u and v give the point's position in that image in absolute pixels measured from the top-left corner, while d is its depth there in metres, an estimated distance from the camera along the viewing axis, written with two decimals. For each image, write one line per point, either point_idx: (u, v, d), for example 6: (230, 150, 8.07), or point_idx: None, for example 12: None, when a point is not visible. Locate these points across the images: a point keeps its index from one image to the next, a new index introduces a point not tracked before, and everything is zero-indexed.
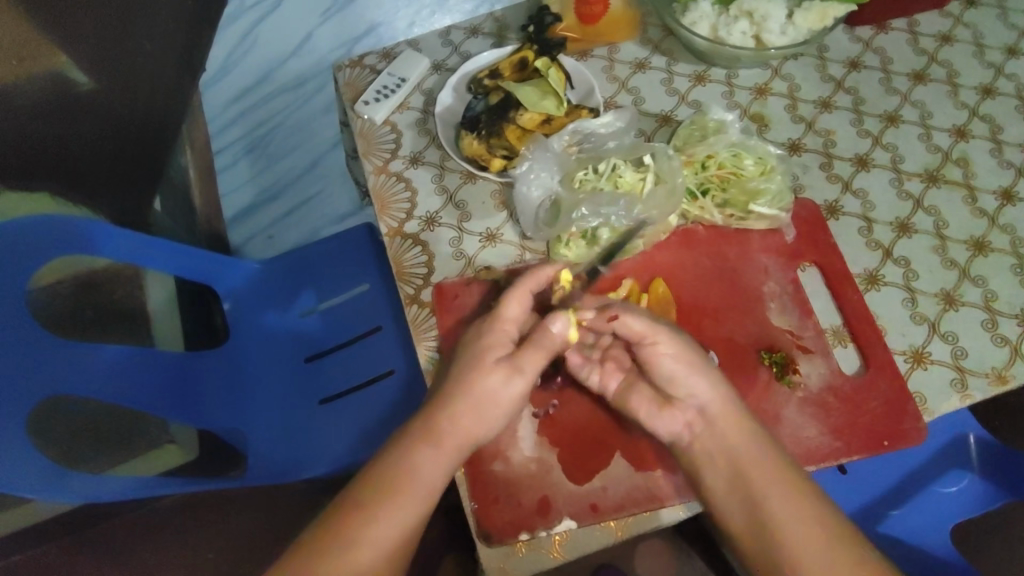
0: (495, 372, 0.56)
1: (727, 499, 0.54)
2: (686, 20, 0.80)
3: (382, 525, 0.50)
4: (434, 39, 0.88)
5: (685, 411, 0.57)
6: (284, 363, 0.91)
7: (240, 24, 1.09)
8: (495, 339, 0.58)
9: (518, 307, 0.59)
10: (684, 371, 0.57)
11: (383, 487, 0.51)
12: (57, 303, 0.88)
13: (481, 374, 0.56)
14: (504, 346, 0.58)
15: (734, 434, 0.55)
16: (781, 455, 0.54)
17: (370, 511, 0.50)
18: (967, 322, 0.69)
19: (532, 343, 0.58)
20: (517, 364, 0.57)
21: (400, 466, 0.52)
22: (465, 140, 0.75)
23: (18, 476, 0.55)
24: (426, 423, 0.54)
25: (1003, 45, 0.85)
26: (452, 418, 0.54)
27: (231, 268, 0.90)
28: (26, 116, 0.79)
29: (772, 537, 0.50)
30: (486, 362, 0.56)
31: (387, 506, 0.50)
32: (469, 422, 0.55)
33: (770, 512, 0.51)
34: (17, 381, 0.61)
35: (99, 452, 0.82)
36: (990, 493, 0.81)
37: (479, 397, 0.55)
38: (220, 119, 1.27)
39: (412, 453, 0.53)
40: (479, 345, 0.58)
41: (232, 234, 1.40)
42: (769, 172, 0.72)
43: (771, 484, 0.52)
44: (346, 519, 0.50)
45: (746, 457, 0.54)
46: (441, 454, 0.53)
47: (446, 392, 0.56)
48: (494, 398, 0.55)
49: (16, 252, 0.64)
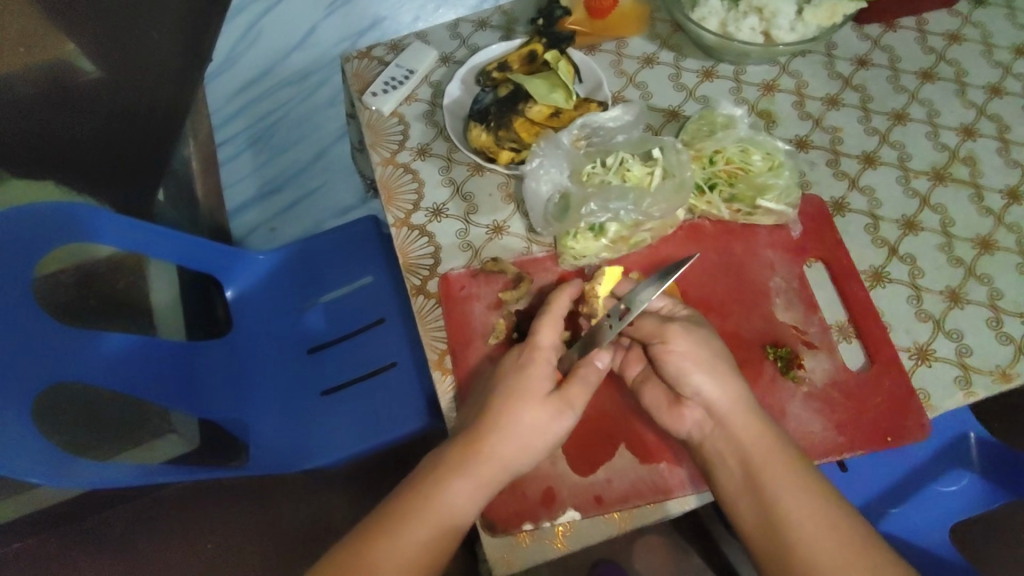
0: (539, 406, 0.56)
1: (738, 498, 0.53)
2: (695, 15, 0.80)
3: (400, 548, 0.50)
4: (442, 32, 0.89)
5: (695, 410, 0.57)
6: (288, 353, 0.92)
7: (245, 14, 1.21)
8: (536, 369, 0.58)
9: (551, 333, 0.60)
10: (690, 365, 0.57)
11: (464, 454, 0.54)
12: (58, 295, 0.89)
13: (526, 403, 0.56)
14: (547, 380, 0.58)
15: (741, 432, 0.54)
16: (795, 455, 0.53)
17: (390, 532, 0.51)
18: (971, 320, 0.69)
19: (574, 377, 0.58)
20: (566, 400, 0.57)
21: (429, 491, 0.53)
22: (474, 132, 0.75)
23: (17, 458, 0.55)
24: (463, 449, 0.55)
25: (1011, 45, 0.85)
26: (488, 435, 0.55)
27: (238, 261, 0.91)
28: (28, 103, 0.78)
29: (785, 539, 0.50)
30: (528, 392, 0.56)
31: (464, 471, 0.54)
32: (506, 449, 0.55)
33: (783, 513, 0.50)
34: (18, 364, 0.60)
35: (98, 441, 0.83)
36: (990, 492, 0.81)
37: (534, 422, 0.56)
38: (225, 109, 1.31)
39: (443, 481, 0.53)
40: (519, 376, 0.57)
41: (234, 226, 1.32)
42: (777, 168, 0.72)
43: (786, 487, 0.51)
44: (393, 509, 0.52)
45: (761, 462, 0.53)
46: (475, 483, 0.54)
47: (510, 381, 0.57)
48: (537, 433, 0.55)
49: (19, 238, 0.63)
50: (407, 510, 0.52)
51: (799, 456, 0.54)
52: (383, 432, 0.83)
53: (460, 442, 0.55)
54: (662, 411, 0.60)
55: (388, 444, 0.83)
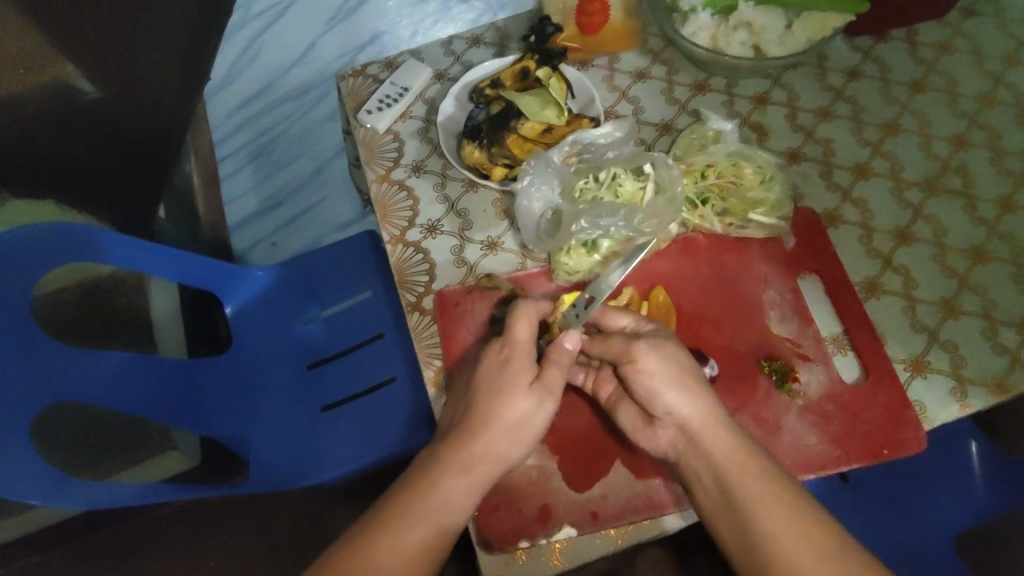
0: (523, 398, 0.56)
1: (717, 514, 0.53)
2: (685, 31, 0.81)
3: (399, 547, 0.50)
4: (436, 50, 0.89)
5: (668, 430, 0.57)
6: (287, 367, 0.92)
7: (241, 39, 1.07)
8: (513, 364, 0.58)
9: (527, 329, 0.60)
10: (661, 384, 0.56)
11: (455, 452, 0.54)
12: (62, 312, 0.91)
13: (509, 395, 0.56)
14: (525, 374, 0.58)
15: (714, 449, 0.54)
16: (768, 467, 0.53)
17: (389, 531, 0.51)
18: (966, 331, 0.69)
19: (548, 364, 0.59)
20: (545, 389, 0.57)
21: (425, 490, 0.53)
22: (466, 149, 0.75)
23: (19, 482, 0.55)
24: (455, 448, 0.55)
25: (1001, 54, 0.85)
26: (479, 436, 0.55)
27: (237, 276, 0.92)
28: (25, 126, 0.80)
29: (764, 554, 0.49)
30: (510, 383, 0.57)
31: (457, 470, 0.54)
32: (495, 445, 0.55)
33: (761, 526, 0.50)
34: (21, 386, 0.61)
35: (101, 457, 0.85)
36: (991, 503, 0.80)
37: (517, 425, 0.56)
38: (225, 126, 1.25)
39: (436, 479, 0.53)
40: (499, 373, 0.58)
41: (235, 240, 1.46)
42: (768, 181, 0.73)
43: (768, 507, 0.51)
44: (390, 511, 0.52)
45: (734, 475, 0.53)
46: (468, 480, 0.54)
47: (489, 381, 0.57)
48: (521, 425, 0.56)
49: (16, 262, 0.63)
50: (403, 509, 0.52)
51: (774, 468, 0.53)
52: (383, 449, 0.83)
53: (452, 441, 0.55)
54: (637, 431, 0.60)
55: (389, 460, 0.83)
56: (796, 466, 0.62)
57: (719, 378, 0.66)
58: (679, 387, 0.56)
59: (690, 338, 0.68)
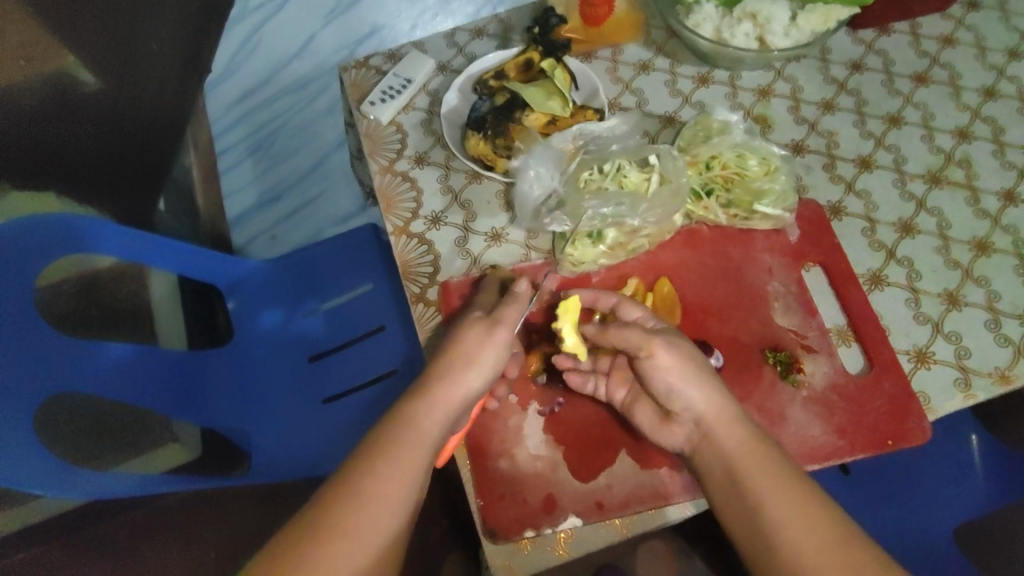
0: (476, 327, 0.59)
1: (728, 504, 0.53)
2: (690, 22, 0.81)
3: (374, 477, 0.50)
4: (439, 41, 0.89)
5: (683, 424, 0.58)
6: (286, 361, 0.92)
7: (241, 29, 1.14)
8: (470, 308, 0.62)
9: (491, 285, 0.64)
10: (678, 377, 0.57)
11: (423, 387, 0.56)
12: (60, 303, 0.88)
13: (466, 328, 0.59)
14: (478, 312, 0.61)
15: (726, 438, 0.55)
16: (778, 457, 0.53)
17: (365, 463, 0.51)
18: (969, 322, 0.69)
19: (504, 303, 0.62)
20: (496, 318, 0.60)
21: (396, 420, 0.54)
22: (470, 140, 0.75)
23: (22, 473, 0.55)
24: (421, 384, 0.56)
25: (1004, 47, 0.85)
26: (442, 369, 0.57)
27: (234, 267, 0.90)
28: (33, 118, 0.79)
29: (772, 540, 0.49)
30: (467, 323, 0.60)
31: (424, 402, 0.55)
32: (455, 372, 0.56)
33: (771, 514, 0.50)
34: (21, 378, 0.60)
35: (100, 450, 0.82)
36: (992, 494, 0.81)
37: (479, 353, 0.58)
38: (224, 119, 1.29)
39: (408, 410, 0.54)
40: (459, 321, 0.61)
41: (237, 233, 1.40)
42: (773, 172, 0.72)
43: (775, 492, 0.51)
44: (366, 447, 0.52)
45: (748, 461, 0.53)
46: (434, 406, 0.55)
47: (451, 331, 0.61)
48: (481, 345, 0.58)
49: (18, 253, 0.63)
50: (379, 441, 0.52)
51: (785, 459, 0.54)
52: None
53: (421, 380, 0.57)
54: (654, 428, 0.60)
55: None
56: (801, 456, 0.62)
57: (725, 369, 0.66)
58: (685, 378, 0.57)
59: (696, 330, 0.68)
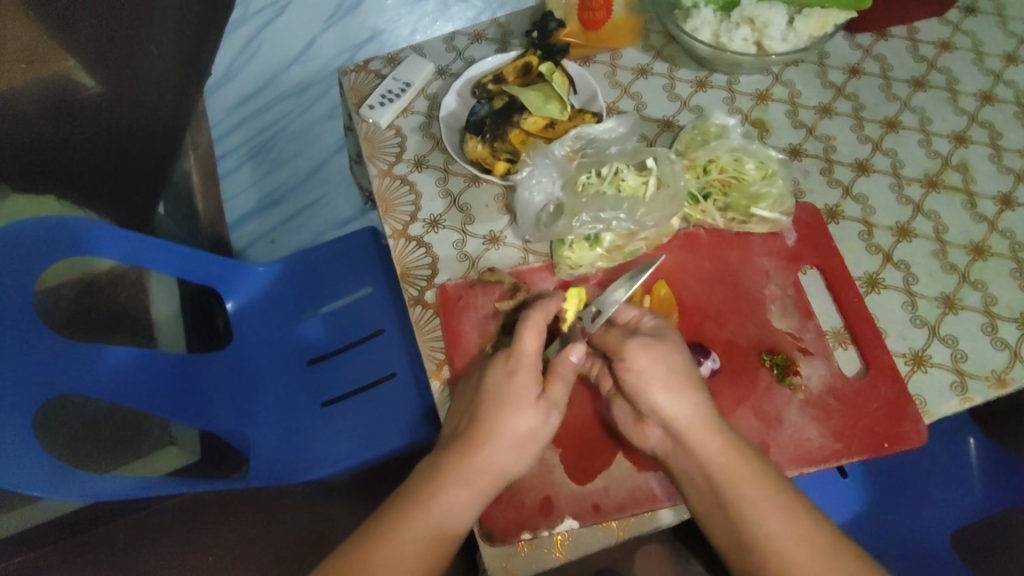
0: (529, 412, 0.56)
1: (709, 513, 0.53)
2: (688, 27, 0.81)
3: (391, 556, 0.50)
4: (438, 45, 0.90)
5: (656, 428, 0.58)
6: (285, 364, 0.92)
7: (242, 33, 1.16)
8: (520, 373, 0.58)
9: (535, 337, 0.59)
10: (648, 385, 0.56)
11: (457, 463, 0.54)
12: (61, 307, 0.89)
13: (517, 410, 0.56)
14: (534, 387, 0.57)
15: (703, 449, 0.54)
16: (764, 471, 0.53)
17: (386, 542, 0.51)
18: (966, 326, 0.69)
19: (556, 377, 0.58)
20: (552, 403, 0.57)
21: (425, 499, 0.53)
22: (469, 143, 0.75)
23: (20, 474, 0.55)
24: (457, 457, 0.54)
25: (1001, 52, 0.86)
26: (486, 453, 0.55)
27: (241, 274, 0.92)
28: (33, 122, 0.79)
29: (759, 554, 0.50)
30: (521, 401, 0.56)
31: (457, 480, 0.54)
32: (497, 457, 0.55)
33: (755, 529, 0.50)
34: (21, 382, 0.60)
35: (97, 453, 0.83)
36: (989, 498, 0.81)
37: (523, 437, 0.56)
38: (225, 122, 1.30)
39: (439, 488, 0.53)
40: (509, 380, 0.57)
41: (237, 237, 1.36)
42: (770, 176, 0.73)
43: (754, 504, 0.51)
44: (392, 519, 0.52)
45: (726, 475, 0.53)
46: (470, 492, 0.54)
47: (493, 391, 0.57)
48: (528, 436, 0.56)
49: (17, 255, 0.62)
50: (398, 521, 0.52)
51: (767, 468, 0.53)
52: (383, 443, 0.83)
53: (456, 451, 0.55)
54: (629, 427, 0.60)
55: (389, 454, 0.83)
56: (798, 459, 0.62)
57: (721, 371, 0.66)
58: (676, 382, 0.56)
59: (694, 333, 0.68)
